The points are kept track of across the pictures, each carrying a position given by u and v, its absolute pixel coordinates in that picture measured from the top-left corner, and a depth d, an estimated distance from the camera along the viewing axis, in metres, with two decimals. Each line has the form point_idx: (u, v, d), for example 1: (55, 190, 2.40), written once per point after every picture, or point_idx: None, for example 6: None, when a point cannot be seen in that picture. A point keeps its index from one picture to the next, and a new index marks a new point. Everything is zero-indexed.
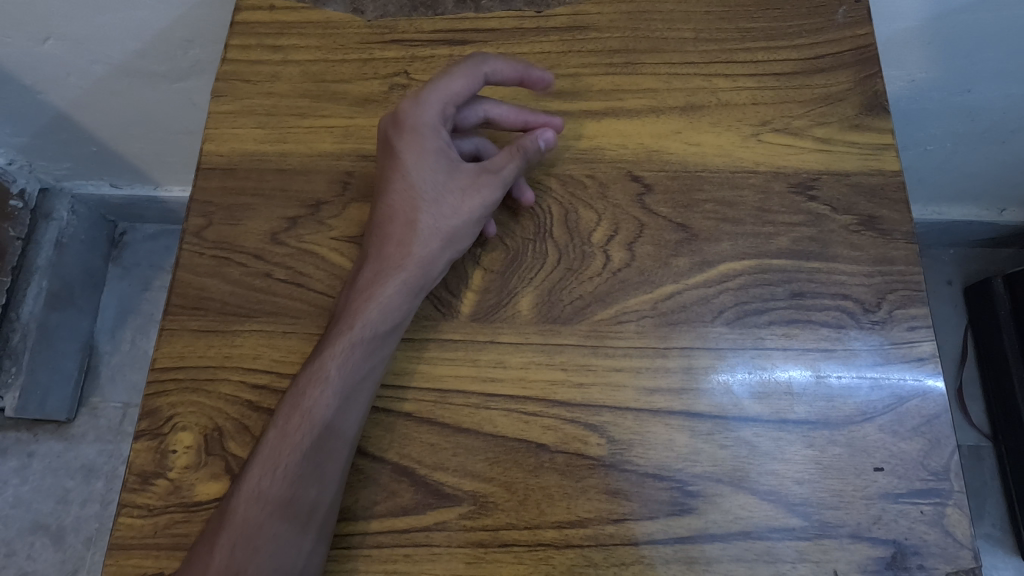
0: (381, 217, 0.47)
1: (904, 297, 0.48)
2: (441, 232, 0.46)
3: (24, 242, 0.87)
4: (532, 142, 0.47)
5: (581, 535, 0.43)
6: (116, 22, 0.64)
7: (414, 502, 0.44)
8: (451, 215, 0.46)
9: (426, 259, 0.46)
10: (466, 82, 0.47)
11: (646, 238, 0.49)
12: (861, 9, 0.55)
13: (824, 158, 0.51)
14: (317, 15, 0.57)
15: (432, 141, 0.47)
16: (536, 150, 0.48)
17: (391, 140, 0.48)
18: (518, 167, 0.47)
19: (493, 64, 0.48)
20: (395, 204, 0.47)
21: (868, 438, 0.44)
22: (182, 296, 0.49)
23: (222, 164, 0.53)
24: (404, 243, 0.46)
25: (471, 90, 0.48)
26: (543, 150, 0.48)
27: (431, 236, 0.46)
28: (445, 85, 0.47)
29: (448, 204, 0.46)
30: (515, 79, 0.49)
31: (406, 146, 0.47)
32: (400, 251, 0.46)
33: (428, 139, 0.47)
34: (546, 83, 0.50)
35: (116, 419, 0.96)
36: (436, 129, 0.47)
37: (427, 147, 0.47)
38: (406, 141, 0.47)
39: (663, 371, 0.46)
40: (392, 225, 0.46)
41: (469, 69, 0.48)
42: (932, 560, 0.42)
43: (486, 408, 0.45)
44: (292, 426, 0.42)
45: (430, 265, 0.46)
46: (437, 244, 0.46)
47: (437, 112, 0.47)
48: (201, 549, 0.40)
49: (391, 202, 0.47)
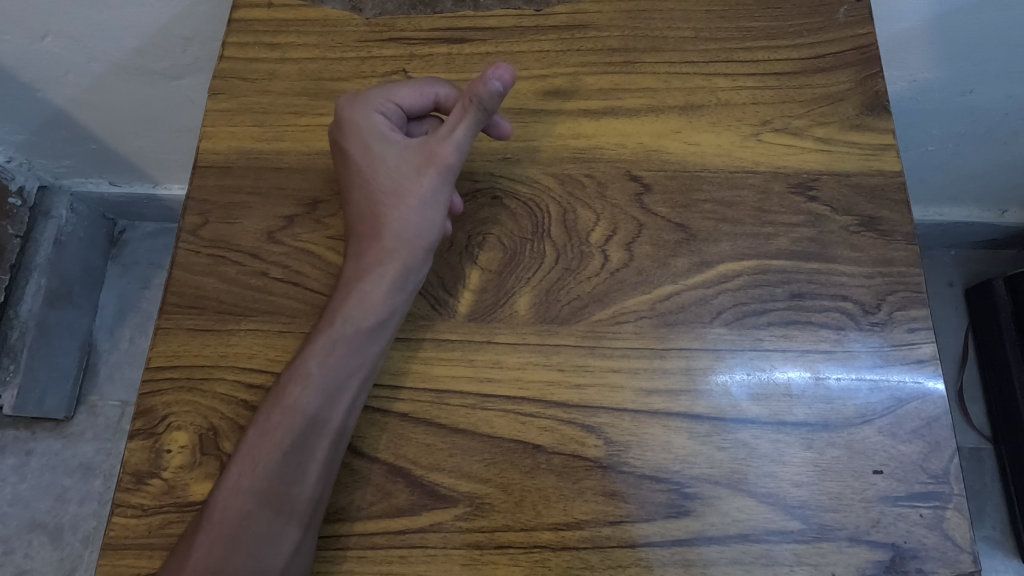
0: (357, 215, 0.47)
1: (904, 298, 0.47)
2: (415, 222, 0.46)
3: (23, 239, 0.87)
4: (486, 84, 0.44)
5: (578, 537, 0.43)
6: (114, 19, 0.63)
7: (410, 503, 0.43)
8: (413, 200, 0.46)
9: (403, 250, 0.45)
10: (413, 94, 0.48)
11: (644, 238, 0.49)
12: (863, 8, 0.55)
13: (824, 158, 0.51)
14: (315, 12, 0.57)
15: (376, 131, 0.47)
16: (491, 94, 0.45)
17: (345, 140, 0.48)
18: (472, 123, 0.46)
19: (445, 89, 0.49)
20: (362, 201, 0.47)
21: (867, 440, 0.44)
22: (178, 294, 0.49)
23: (219, 162, 0.53)
24: (379, 237, 0.46)
25: (417, 98, 0.48)
26: (502, 93, 0.45)
27: (406, 227, 0.46)
28: (389, 91, 0.48)
29: (407, 190, 0.46)
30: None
31: (354, 143, 0.47)
32: (376, 246, 0.45)
33: (373, 132, 0.47)
34: (502, 133, 0.49)
35: (114, 417, 0.95)
36: (375, 122, 0.47)
37: (371, 138, 0.47)
38: (350, 139, 0.47)
39: (661, 372, 0.46)
40: (365, 221, 0.46)
41: (418, 83, 0.49)
42: (931, 564, 0.42)
43: (483, 408, 0.45)
44: (271, 423, 0.42)
45: (410, 256, 0.45)
46: (411, 235, 0.46)
47: (377, 109, 0.47)
48: (183, 548, 0.40)
49: (360, 197, 0.47)
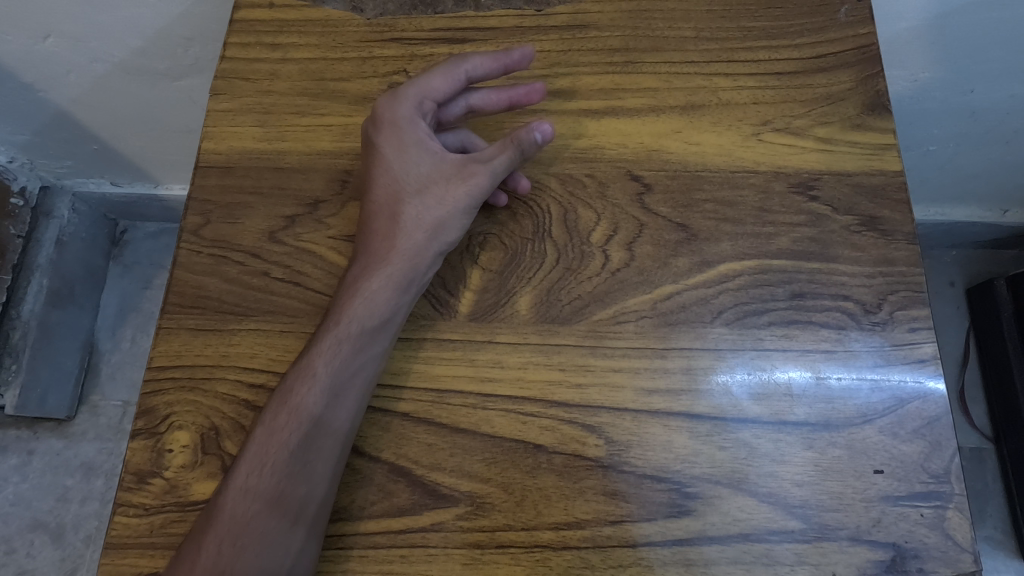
0: (369, 214, 0.47)
1: (905, 298, 0.47)
2: (426, 224, 0.46)
3: (24, 239, 0.87)
4: (527, 133, 0.45)
5: (579, 537, 0.43)
6: (116, 19, 0.64)
7: (411, 502, 0.43)
8: (433, 205, 0.46)
9: (412, 250, 0.45)
10: (446, 82, 0.48)
11: (645, 238, 0.49)
12: (863, 8, 0.55)
13: (825, 158, 0.51)
14: (316, 13, 0.57)
15: (413, 135, 0.47)
16: (532, 142, 0.46)
17: (371, 138, 0.48)
18: (512, 159, 0.46)
19: (472, 61, 0.48)
20: (380, 200, 0.47)
21: (868, 440, 0.44)
22: (180, 294, 0.49)
23: (220, 162, 0.53)
24: (389, 236, 0.46)
25: (450, 88, 0.48)
26: (541, 143, 0.46)
27: (415, 227, 0.46)
28: (424, 84, 0.48)
29: (426, 193, 0.46)
30: (499, 71, 0.49)
31: (387, 142, 0.47)
32: (386, 247, 0.46)
33: (404, 134, 0.47)
34: (529, 58, 0.49)
35: (115, 417, 0.95)
36: (415, 126, 0.48)
37: (407, 141, 0.47)
38: (383, 137, 0.48)
39: (662, 372, 0.46)
40: (377, 221, 0.47)
41: (447, 69, 0.48)
42: (932, 563, 0.42)
43: (484, 408, 0.45)
44: (279, 422, 0.42)
45: (418, 257, 0.46)
46: (421, 237, 0.46)
47: (416, 113, 0.48)
48: (190, 546, 0.40)
49: (375, 197, 0.47)
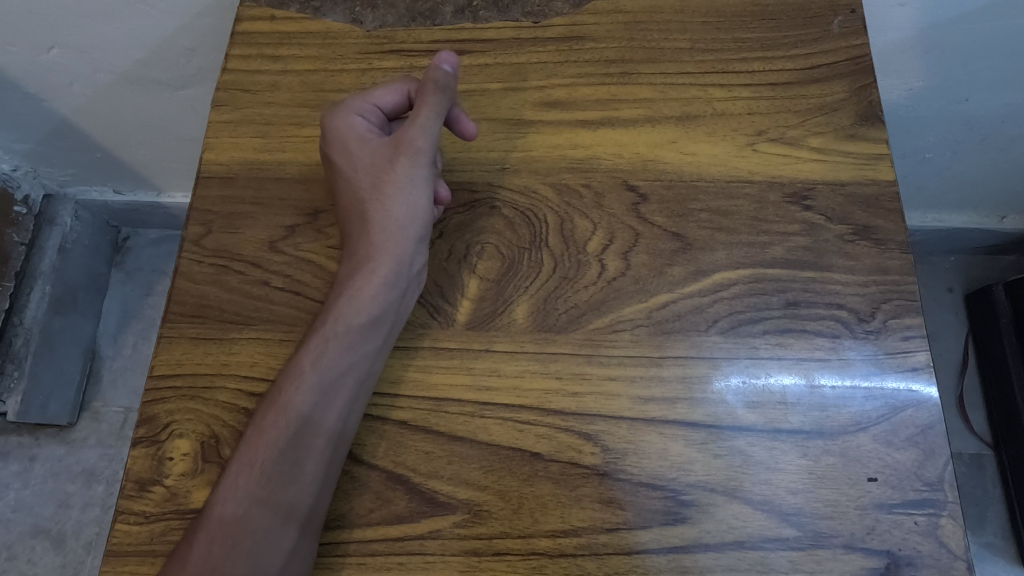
0: (348, 217, 0.48)
1: (898, 306, 0.48)
2: (403, 217, 0.47)
3: (27, 247, 0.88)
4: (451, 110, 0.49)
5: (575, 544, 0.43)
6: (119, 31, 0.64)
7: (409, 510, 0.44)
8: (400, 194, 0.47)
9: (393, 244, 0.46)
10: (389, 92, 0.49)
11: (641, 247, 0.50)
12: (857, 20, 0.56)
13: (820, 167, 0.51)
14: (316, 25, 0.58)
15: (354, 136, 0.48)
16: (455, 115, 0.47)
17: (325, 150, 0.49)
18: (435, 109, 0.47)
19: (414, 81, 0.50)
20: (356, 202, 0.48)
21: (862, 448, 0.44)
22: (180, 303, 0.49)
23: (221, 173, 0.54)
24: (370, 235, 0.47)
25: (393, 98, 0.49)
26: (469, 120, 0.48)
27: (394, 222, 0.47)
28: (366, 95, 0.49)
29: (391, 182, 0.47)
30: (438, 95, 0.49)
31: (337, 149, 0.48)
32: (368, 243, 0.46)
33: (352, 137, 0.48)
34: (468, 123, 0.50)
35: (116, 423, 0.96)
36: (354, 126, 0.48)
37: (352, 142, 0.48)
38: (333, 145, 0.48)
39: (658, 380, 0.46)
40: (356, 222, 0.48)
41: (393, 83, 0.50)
42: (924, 569, 0.42)
43: (481, 416, 0.46)
44: (266, 422, 0.43)
45: (400, 252, 0.46)
46: (399, 228, 0.46)
47: (356, 113, 0.49)
48: (182, 548, 0.41)
49: (351, 199, 0.48)
